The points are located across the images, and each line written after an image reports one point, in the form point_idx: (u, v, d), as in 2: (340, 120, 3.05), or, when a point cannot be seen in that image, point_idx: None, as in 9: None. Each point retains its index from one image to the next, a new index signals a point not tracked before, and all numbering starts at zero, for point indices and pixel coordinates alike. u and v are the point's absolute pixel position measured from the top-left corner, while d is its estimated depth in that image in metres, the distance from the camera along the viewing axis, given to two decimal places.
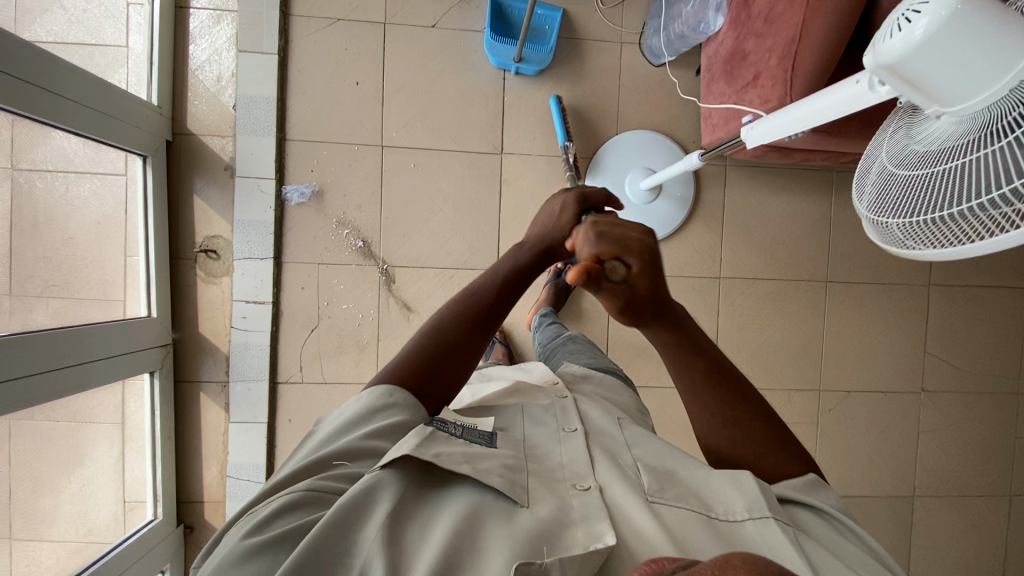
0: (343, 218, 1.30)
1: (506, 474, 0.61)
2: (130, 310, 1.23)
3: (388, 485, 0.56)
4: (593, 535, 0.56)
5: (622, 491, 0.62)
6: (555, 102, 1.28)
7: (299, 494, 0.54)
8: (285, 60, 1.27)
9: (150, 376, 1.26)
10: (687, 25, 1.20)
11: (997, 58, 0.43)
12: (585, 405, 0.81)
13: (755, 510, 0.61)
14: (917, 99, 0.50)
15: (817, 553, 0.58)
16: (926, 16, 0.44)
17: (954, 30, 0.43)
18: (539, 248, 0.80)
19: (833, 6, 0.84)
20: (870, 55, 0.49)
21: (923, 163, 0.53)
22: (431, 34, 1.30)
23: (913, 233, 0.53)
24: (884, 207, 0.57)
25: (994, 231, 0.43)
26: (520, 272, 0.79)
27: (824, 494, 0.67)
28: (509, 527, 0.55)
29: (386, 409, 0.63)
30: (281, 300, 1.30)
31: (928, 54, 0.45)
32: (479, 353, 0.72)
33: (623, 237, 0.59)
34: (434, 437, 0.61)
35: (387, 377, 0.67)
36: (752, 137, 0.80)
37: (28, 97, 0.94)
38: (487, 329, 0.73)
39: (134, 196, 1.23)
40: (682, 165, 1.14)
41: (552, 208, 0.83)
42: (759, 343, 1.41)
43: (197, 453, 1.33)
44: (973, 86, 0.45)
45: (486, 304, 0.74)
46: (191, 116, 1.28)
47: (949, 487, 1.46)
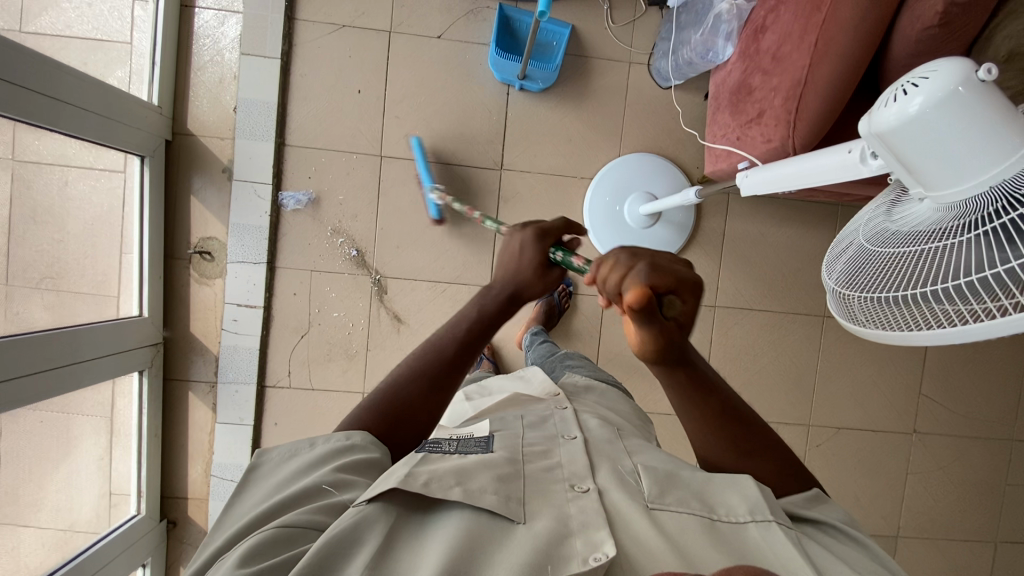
0: (338, 226, 1.30)
1: (500, 491, 0.60)
2: (122, 308, 1.23)
3: (375, 520, 0.55)
4: (593, 544, 0.55)
5: (622, 496, 0.62)
6: (417, 145, 1.26)
7: (275, 531, 0.54)
8: (288, 65, 1.26)
9: (139, 374, 1.27)
10: (695, 52, 1.17)
11: (989, 151, 0.40)
12: (584, 416, 0.81)
13: (758, 513, 0.61)
14: (903, 178, 0.47)
15: (822, 556, 0.58)
16: (922, 92, 0.42)
17: (945, 111, 0.41)
18: (505, 294, 0.77)
19: (841, 52, 0.81)
20: (863, 120, 0.47)
21: (896, 243, 0.50)
22: (437, 45, 1.28)
23: (875, 312, 0.51)
24: (862, 287, 0.52)
25: (957, 322, 0.40)
26: (485, 327, 0.77)
27: (824, 508, 0.67)
28: (507, 548, 0.54)
29: (349, 451, 0.64)
30: (273, 305, 1.30)
31: (915, 130, 0.43)
32: (438, 409, 0.73)
33: (673, 269, 0.53)
34: (424, 461, 0.63)
35: (349, 425, 0.69)
36: (746, 186, 0.78)
37: (24, 102, 0.94)
38: (446, 383, 0.74)
39: (129, 195, 1.23)
40: (678, 199, 1.15)
41: (512, 252, 0.76)
42: (751, 375, 1.40)
43: (183, 450, 1.34)
44: (953, 174, 0.42)
45: (445, 360, 0.74)
46: (192, 116, 1.28)
47: (934, 530, 1.45)
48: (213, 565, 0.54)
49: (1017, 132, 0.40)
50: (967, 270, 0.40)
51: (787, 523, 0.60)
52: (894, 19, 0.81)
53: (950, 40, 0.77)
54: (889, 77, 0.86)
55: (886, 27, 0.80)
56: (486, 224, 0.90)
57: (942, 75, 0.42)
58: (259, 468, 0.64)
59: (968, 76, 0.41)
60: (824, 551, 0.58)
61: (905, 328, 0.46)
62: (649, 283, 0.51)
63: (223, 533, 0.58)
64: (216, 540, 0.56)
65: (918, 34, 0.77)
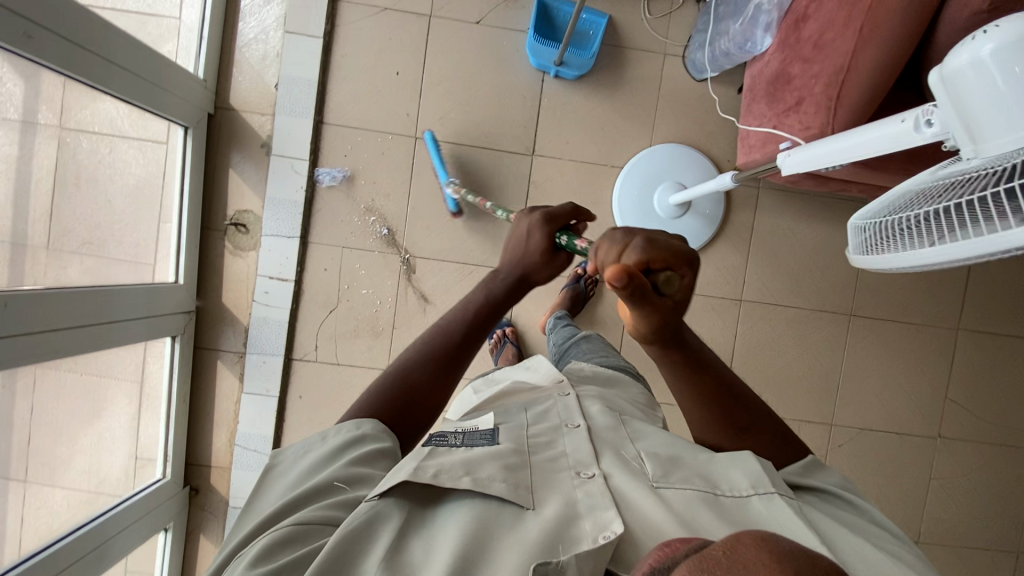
0: (371, 205, 1.32)
1: (509, 479, 0.61)
2: (158, 275, 1.26)
3: (385, 514, 0.56)
4: (601, 525, 0.56)
5: (627, 479, 0.63)
6: (431, 138, 1.27)
7: (290, 528, 0.54)
8: (330, 44, 1.29)
9: (171, 341, 1.30)
10: (733, 43, 1.18)
11: None
12: (587, 403, 0.80)
13: (759, 487, 0.63)
14: (960, 139, 0.52)
15: (821, 520, 0.61)
16: (992, 37, 0.46)
17: (1009, 57, 0.45)
18: (511, 279, 0.80)
19: (886, 38, 0.82)
20: (937, 66, 0.51)
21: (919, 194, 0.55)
22: (475, 30, 1.31)
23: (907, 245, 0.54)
24: (884, 241, 0.59)
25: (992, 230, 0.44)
26: (491, 310, 0.80)
27: (822, 474, 0.70)
28: (516, 536, 0.55)
29: (359, 441, 0.65)
30: (303, 279, 1.32)
31: (981, 74, 0.47)
32: (447, 391, 0.75)
33: (669, 244, 0.54)
34: (432, 455, 0.63)
35: (357, 414, 0.69)
36: (789, 164, 0.80)
37: (80, 62, 0.97)
38: (454, 366, 0.76)
39: (171, 164, 1.26)
40: (713, 184, 1.15)
41: (518, 236, 0.80)
42: (774, 370, 1.39)
43: (209, 418, 1.37)
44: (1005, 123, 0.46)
45: (453, 340, 0.77)
46: (234, 91, 1.31)
47: (956, 537, 1.43)
48: (230, 564, 0.55)
49: None
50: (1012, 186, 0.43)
51: (787, 494, 0.63)
52: (941, 8, 0.82)
53: None
54: (933, 65, 0.86)
55: (934, 14, 0.81)
56: (498, 213, 1.01)
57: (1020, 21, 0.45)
58: (276, 468, 0.65)
59: None
60: (821, 515, 0.62)
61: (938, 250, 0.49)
62: (642, 260, 0.53)
63: (244, 526, 0.59)
64: (233, 536, 0.57)
65: (965, 21, 0.78)
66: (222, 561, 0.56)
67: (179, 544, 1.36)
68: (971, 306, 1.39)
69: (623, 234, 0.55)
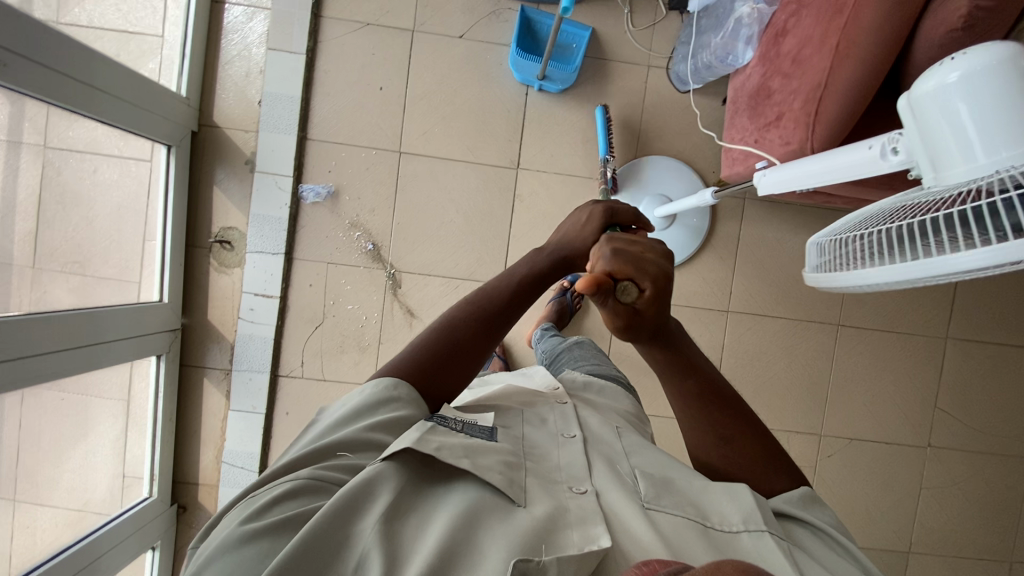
0: (356, 220, 1.32)
1: (507, 473, 0.60)
2: (142, 293, 1.26)
3: (387, 479, 0.54)
4: (589, 537, 0.55)
5: (619, 496, 0.62)
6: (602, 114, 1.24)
7: (303, 481, 0.52)
8: (313, 60, 1.29)
9: (156, 359, 1.30)
10: (715, 55, 1.17)
11: (1011, 127, 0.45)
12: (584, 414, 0.77)
13: (751, 523, 0.61)
14: (923, 166, 0.52)
15: (811, 567, 0.58)
16: (961, 64, 0.47)
17: (972, 85, 0.46)
18: (559, 254, 0.78)
19: (861, 55, 0.81)
20: (907, 91, 0.52)
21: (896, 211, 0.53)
22: (458, 45, 1.31)
23: (858, 262, 0.54)
24: (850, 257, 0.56)
25: (945, 251, 0.44)
26: (535, 275, 0.77)
27: (818, 511, 0.67)
28: (507, 525, 0.53)
29: (388, 403, 0.61)
30: (288, 295, 1.32)
31: (945, 100, 0.48)
32: (480, 358, 0.71)
33: (634, 256, 0.59)
34: (434, 430, 0.59)
35: (395, 367, 0.66)
36: (764, 185, 0.79)
37: (61, 88, 0.97)
38: (497, 328, 0.72)
39: (155, 183, 1.26)
40: (695, 200, 1.15)
41: (579, 216, 0.80)
42: (763, 381, 1.39)
43: (196, 436, 1.36)
44: (975, 147, 0.46)
45: (502, 306, 0.73)
46: (217, 109, 1.31)
47: (947, 547, 1.42)
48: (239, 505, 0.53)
49: None
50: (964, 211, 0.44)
51: (778, 532, 0.61)
52: (917, 24, 0.81)
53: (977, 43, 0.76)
54: (911, 80, 0.85)
55: (909, 30, 0.80)
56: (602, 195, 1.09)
57: (987, 50, 0.46)
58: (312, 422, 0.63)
59: (1006, 59, 0.45)
60: (810, 562, 0.59)
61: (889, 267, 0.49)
62: (609, 269, 0.58)
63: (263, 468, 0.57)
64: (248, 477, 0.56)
65: (941, 37, 0.77)
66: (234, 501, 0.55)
67: (167, 562, 1.36)
68: (960, 315, 1.39)
69: (604, 240, 0.61)
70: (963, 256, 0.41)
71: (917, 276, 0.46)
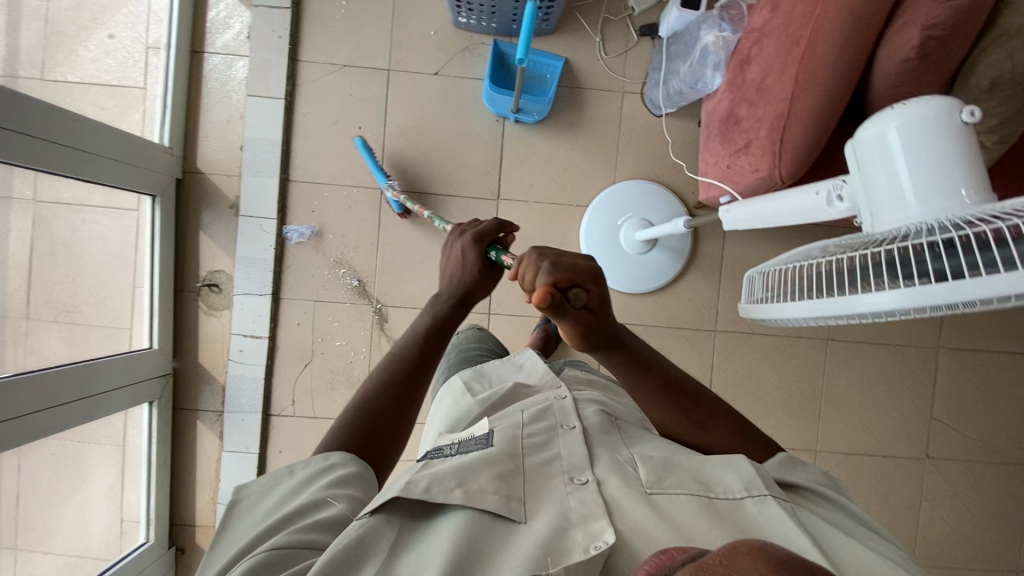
0: (341, 257, 1.33)
1: (501, 491, 0.60)
2: (134, 341, 1.28)
3: (379, 531, 0.54)
4: (593, 534, 0.55)
5: (620, 485, 0.62)
6: (360, 144, 1.27)
7: (268, 553, 0.51)
8: (292, 103, 1.32)
9: (150, 405, 1.31)
10: (685, 82, 1.19)
11: (948, 180, 0.44)
12: (582, 405, 0.80)
13: (753, 489, 0.62)
14: (864, 212, 0.52)
15: (815, 524, 0.59)
16: (904, 114, 0.47)
17: (909, 135, 0.46)
18: (453, 300, 0.83)
19: (820, 85, 0.82)
20: (850, 138, 0.51)
21: (830, 245, 0.53)
22: (434, 81, 1.33)
23: (798, 295, 0.53)
24: (788, 292, 0.55)
25: (863, 291, 0.45)
26: (439, 333, 0.82)
27: (804, 470, 0.69)
28: (509, 550, 0.54)
29: (328, 471, 0.63)
30: (277, 335, 1.34)
31: (887, 148, 0.47)
32: (407, 419, 0.74)
33: (575, 265, 0.61)
34: (426, 467, 0.64)
35: (325, 447, 0.67)
36: (729, 220, 0.79)
37: (45, 154, 1.00)
38: (411, 392, 0.76)
39: (142, 231, 1.28)
40: (669, 228, 1.18)
41: (455, 257, 0.83)
42: (754, 399, 1.38)
43: (192, 478, 1.38)
44: (915, 196, 0.45)
45: (408, 372, 0.77)
46: (200, 156, 1.33)
47: (952, 560, 1.40)
48: None
49: (967, 172, 0.44)
50: (890, 255, 0.44)
51: (780, 497, 0.62)
52: (872, 55, 0.81)
53: (930, 71, 0.76)
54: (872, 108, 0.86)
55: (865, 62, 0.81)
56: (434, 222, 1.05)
57: (926, 103, 0.46)
58: (239, 506, 0.60)
59: (949, 114, 0.45)
60: (815, 518, 0.60)
61: (814, 303, 0.49)
62: (553, 280, 0.59)
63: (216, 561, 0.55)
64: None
65: (895, 68, 0.77)
66: None
67: None
68: (950, 324, 1.38)
69: (533, 251, 0.62)
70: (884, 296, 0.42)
71: (838, 315, 0.47)
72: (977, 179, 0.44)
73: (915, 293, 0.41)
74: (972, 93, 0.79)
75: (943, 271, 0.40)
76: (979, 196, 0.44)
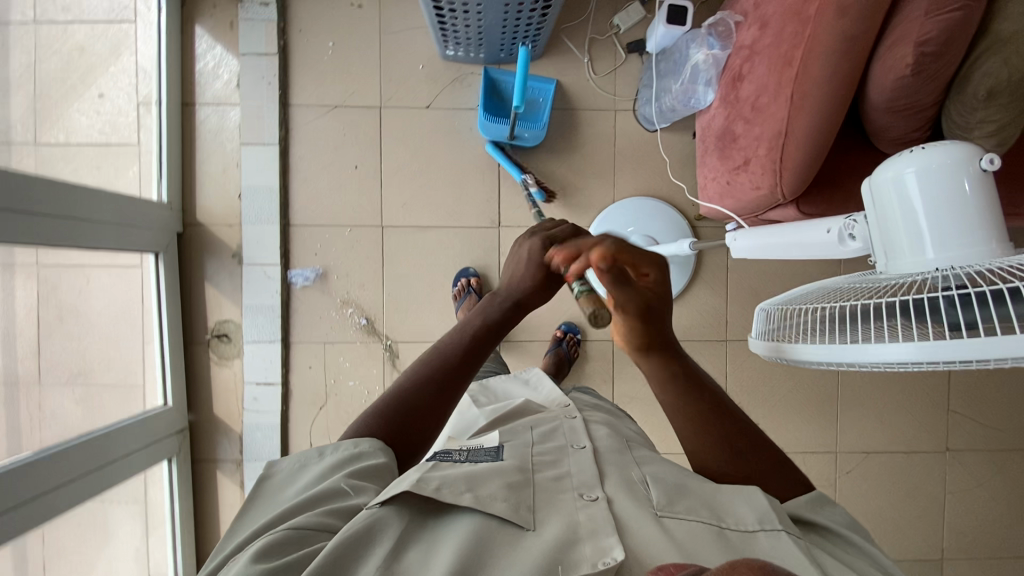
0: (347, 297, 1.33)
1: (510, 497, 0.60)
2: (147, 400, 1.28)
3: (388, 523, 0.54)
4: (602, 549, 0.55)
5: (630, 504, 0.62)
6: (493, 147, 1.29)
7: (284, 533, 0.52)
8: (286, 148, 1.32)
9: (168, 462, 1.31)
10: (678, 100, 1.21)
11: (971, 231, 0.44)
12: (593, 426, 0.79)
13: (767, 522, 0.60)
14: (878, 251, 0.51)
15: (830, 564, 0.58)
16: (927, 160, 0.45)
17: (930, 183, 0.45)
18: (507, 305, 0.74)
19: (816, 106, 0.82)
20: (866, 177, 0.50)
21: (842, 288, 0.52)
22: (426, 114, 1.33)
23: (806, 336, 0.51)
24: (796, 333, 0.53)
25: (872, 341, 0.44)
26: (488, 332, 0.74)
27: (829, 510, 0.67)
28: (517, 554, 0.54)
29: (356, 459, 0.62)
30: (289, 380, 1.34)
31: (908, 194, 0.46)
32: (443, 414, 0.70)
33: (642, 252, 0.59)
34: (436, 467, 0.63)
35: (358, 429, 0.66)
36: (738, 248, 0.78)
37: (43, 229, 1.00)
38: (451, 386, 0.71)
39: (147, 290, 1.28)
40: (674, 250, 1.17)
41: (520, 259, 0.70)
42: (770, 406, 1.38)
43: (216, 529, 1.37)
44: (939, 246, 0.45)
45: (450, 365, 0.71)
46: (199, 208, 1.33)
47: (978, 549, 1.40)
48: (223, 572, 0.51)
49: (989, 221, 0.44)
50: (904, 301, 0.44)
51: (794, 532, 0.60)
52: (868, 66, 0.82)
53: (926, 83, 0.77)
54: (872, 117, 0.86)
55: (860, 77, 0.81)
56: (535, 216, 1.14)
57: (946, 149, 0.45)
58: (269, 481, 0.62)
59: (970, 160, 0.44)
60: (832, 560, 0.58)
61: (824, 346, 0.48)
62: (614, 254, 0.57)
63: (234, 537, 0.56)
64: (223, 548, 0.54)
65: (892, 83, 0.78)
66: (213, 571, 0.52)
67: None
68: None
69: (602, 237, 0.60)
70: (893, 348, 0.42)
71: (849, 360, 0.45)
72: (994, 229, 0.44)
73: (928, 346, 0.40)
74: (970, 102, 0.79)
75: (958, 321, 0.40)
76: (996, 247, 0.44)
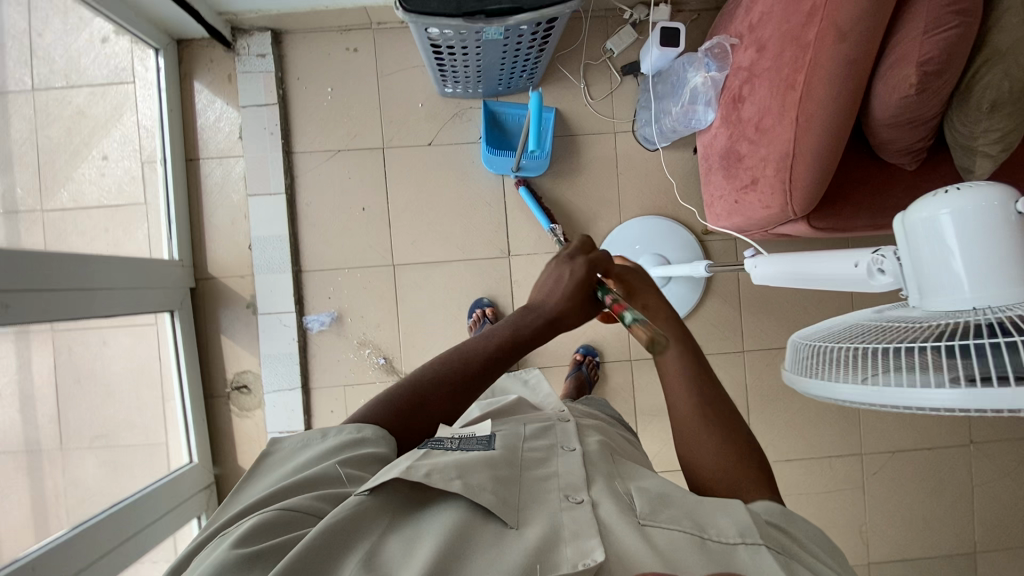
0: (364, 338, 1.34)
1: (498, 490, 0.58)
2: (173, 459, 1.28)
3: (376, 517, 0.53)
4: (583, 551, 0.52)
5: (614, 509, 0.58)
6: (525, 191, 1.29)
7: (275, 513, 0.51)
8: (293, 196, 1.33)
9: (198, 520, 1.31)
10: (678, 122, 1.23)
11: (1009, 272, 0.45)
12: (585, 432, 0.76)
13: (748, 535, 0.54)
14: (912, 287, 0.52)
15: None
16: (965, 200, 0.46)
17: (969, 223, 0.46)
18: (540, 319, 0.75)
19: (824, 127, 0.83)
20: (898, 214, 0.51)
21: (874, 325, 0.52)
22: (429, 151, 1.34)
23: (836, 372, 0.50)
24: (826, 368, 0.52)
25: (916, 386, 0.44)
26: (516, 343, 0.74)
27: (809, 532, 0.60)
28: (496, 552, 0.51)
29: (356, 444, 0.61)
30: (312, 425, 1.34)
31: (945, 233, 0.47)
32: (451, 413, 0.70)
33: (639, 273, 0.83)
34: (428, 454, 0.60)
35: (360, 416, 0.66)
36: (759, 274, 0.81)
37: (62, 304, 1.00)
38: (470, 384, 0.70)
39: (164, 349, 1.28)
40: (689, 270, 1.17)
41: (558, 274, 0.77)
42: (793, 414, 1.39)
43: None
44: (977, 287, 0.46)
45: (473, 368, 0.71)
46: (211, 263, 1.35)
47: (1011, 539, 1.40)
48: (210, 544, 0.51)
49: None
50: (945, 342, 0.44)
51: (778, 548, 0.54)
52: (870, 83, 0.83)
53: (931, 100, 0.78)
54: (874, 130, 0.86)
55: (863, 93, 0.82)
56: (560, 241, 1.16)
57: (984, 190, 0.46)
58: (269, 458, 0.62)
59: (1007, 201, 0.45)
60: None
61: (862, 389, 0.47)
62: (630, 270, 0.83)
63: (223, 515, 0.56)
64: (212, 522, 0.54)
65: (896, 101, 0.79)
66: (203, 541, 0.52)
67: None
68: None
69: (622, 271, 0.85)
70: (939, 394, 0.42)
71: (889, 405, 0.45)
72: None
73: (976, 395, 0.40)
74: (974, 114, 0.80)
75: (1004, 367, 0.41)
76: None
